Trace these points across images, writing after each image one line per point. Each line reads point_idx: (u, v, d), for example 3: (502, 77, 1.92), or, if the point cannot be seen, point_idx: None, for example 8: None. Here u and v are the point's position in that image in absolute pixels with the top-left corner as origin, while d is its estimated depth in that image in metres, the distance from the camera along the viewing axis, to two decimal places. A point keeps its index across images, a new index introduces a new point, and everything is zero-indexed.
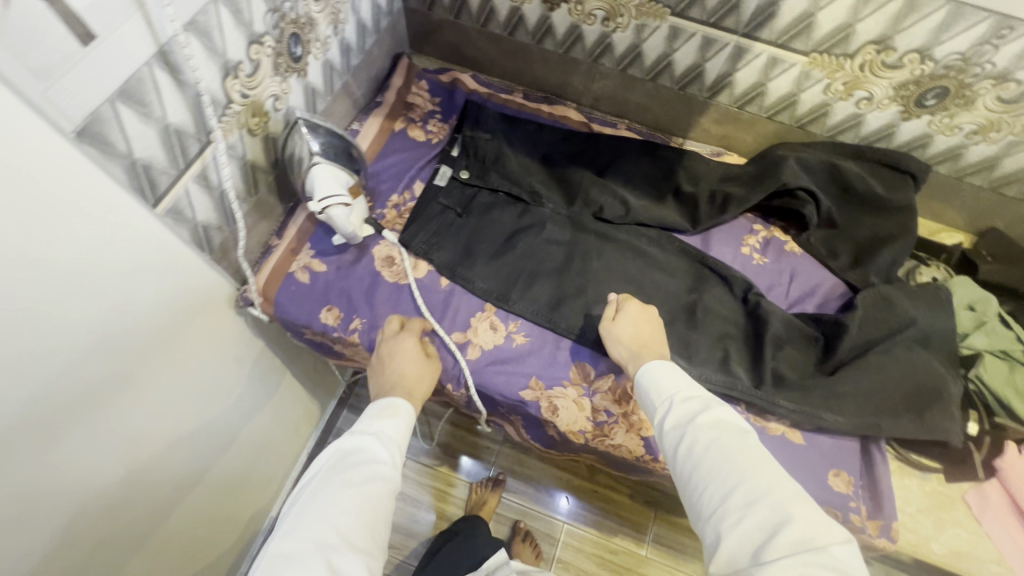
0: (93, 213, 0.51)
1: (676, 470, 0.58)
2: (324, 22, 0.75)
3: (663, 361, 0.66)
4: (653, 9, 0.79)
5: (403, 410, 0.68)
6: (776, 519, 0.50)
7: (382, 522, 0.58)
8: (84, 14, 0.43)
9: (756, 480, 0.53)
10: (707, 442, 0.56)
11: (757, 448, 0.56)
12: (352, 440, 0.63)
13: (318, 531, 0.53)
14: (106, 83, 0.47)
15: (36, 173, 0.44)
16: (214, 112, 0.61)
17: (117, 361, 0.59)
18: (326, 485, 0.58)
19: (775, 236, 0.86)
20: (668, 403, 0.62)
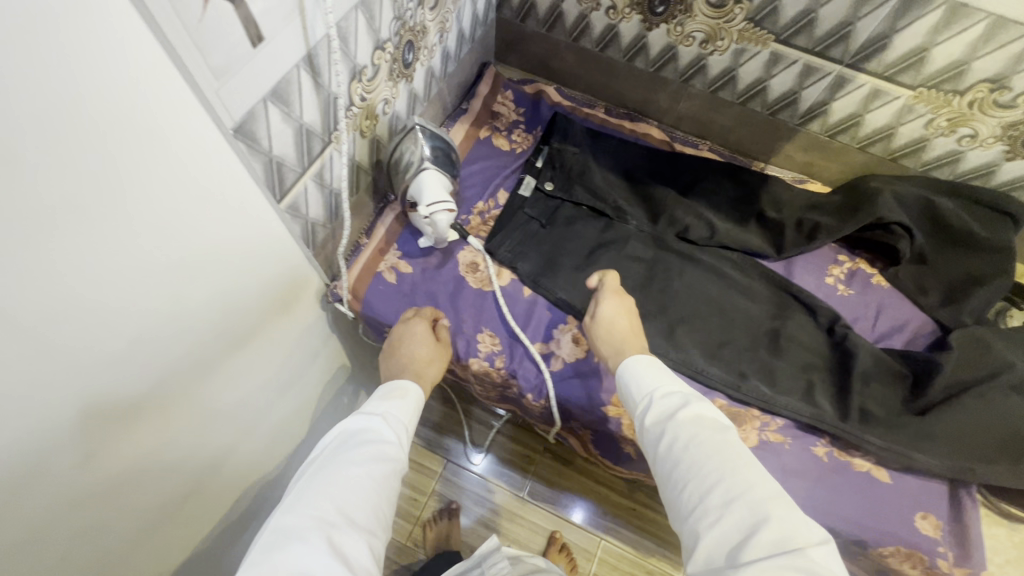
0: (224, 199, 0.51)
1: (658, 468, 0.58)
2: (434, 30, 0.77)
3: (645, 356, 0.65)
4: (756, 34, 0.79)
5: (411, 392, 0.68)
6: (753, 518, 0.49)
7: (386, 501, 0.57)
8: (260, 17, 0.45)
9: (735, 478, 0.52)
10: (688, 439, 0.56)
11: (737, 446, 0.56)
12: (357, 419, 0.63)
13: (323, 504, 0.52)
14: (263, 83, 0.49)
15: (186, 157, 0.45)
16: (338, 114, 0.62)
17: (221, 344, 0.60)
18: (333, 460, 0.57)
19: (861, 267, 0.85)
20: (648, 400, 0.62)
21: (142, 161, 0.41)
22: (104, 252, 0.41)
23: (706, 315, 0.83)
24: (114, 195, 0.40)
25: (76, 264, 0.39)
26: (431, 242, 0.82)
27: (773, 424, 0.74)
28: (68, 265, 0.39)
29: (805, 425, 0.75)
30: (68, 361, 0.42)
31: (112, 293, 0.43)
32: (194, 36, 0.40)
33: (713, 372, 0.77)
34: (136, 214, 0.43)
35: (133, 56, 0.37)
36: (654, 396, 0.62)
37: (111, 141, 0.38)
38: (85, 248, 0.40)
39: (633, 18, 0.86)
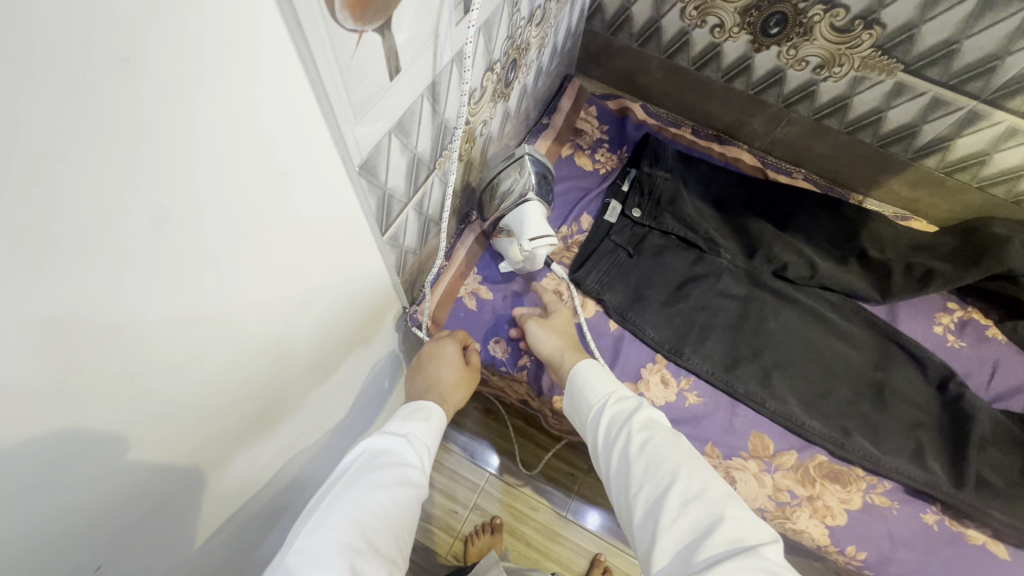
0: (339, 232, 0.47)
1: (618, 475, 0.55)
2: (535, 46, 0.72)
3: (590, 360, 0.64)
4: (883, 63, 0.73)
5: (434, 415, 0.59)
6: (709, 517, 0.47)
7: (405, 530, 0.49)
8: (402, 49, 0.41)
9: (690, 478, 0.50)
10: (646, 439, 0.54)
11: (691, 449, 0.54)
12: (381, 438, 0.53)
13: (347, 530, 0.43)
14: (391, 117, 0.45)
15: (315, 189, 0.40)
16: (445, 139, 0.58)
17: (311, 380, 0.56)
18: (356, 480, 0.48)
19: (974, 317, 0.80)
20: (602, 405, 0.60)
21: (264, 207, 0.36)
22: (221, 310, 0.36)
23: (805, 362, 0.77)
24: (240, 228, 0.34)
25: (194, 327, 0.34)
26: (513, 268, 0.78)
27: (880, 487, 0.69)
28: (189, 328, 0.34)
29: (915, 490, 0.69)
30: (186, 423, 0.38)
31: (227, 335, 0.38)
32: (342, 74, 0.36)
33: (815, 426, 0.72)
34: (249, 264, 0.37)
35: (279, 96, 0.32)
36: (609, 400, 0.60)
37: (243, 190, 0.33)
38: (204, 309, 0.34)
39: (741, 37, 0.80)
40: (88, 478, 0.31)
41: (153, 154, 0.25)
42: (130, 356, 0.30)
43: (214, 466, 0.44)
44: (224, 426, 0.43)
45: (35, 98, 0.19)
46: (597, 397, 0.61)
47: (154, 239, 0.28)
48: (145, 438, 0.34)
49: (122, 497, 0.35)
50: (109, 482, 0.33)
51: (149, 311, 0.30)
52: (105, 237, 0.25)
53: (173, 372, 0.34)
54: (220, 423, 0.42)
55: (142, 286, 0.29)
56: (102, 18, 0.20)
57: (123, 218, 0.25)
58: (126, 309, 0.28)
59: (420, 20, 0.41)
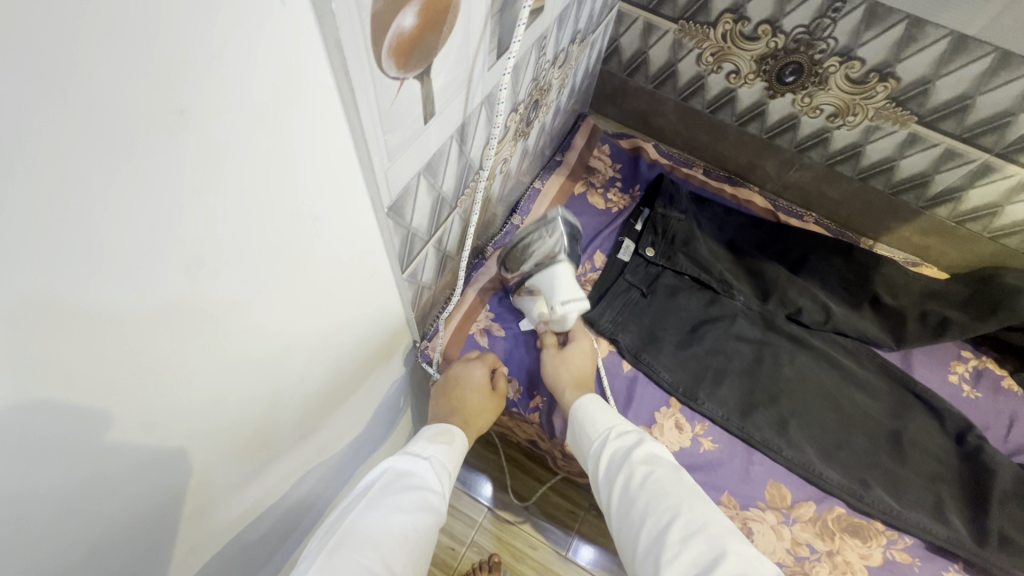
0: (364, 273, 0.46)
1: (618, 515, 0.53)
2: (555, 88, 0.73)
3: (592, 396, 0.62)
4: (896, 114, 0.74)
5: (456, 440, 0.57)
6: (712, 552, 0.46)
7: (424, 552, 0.46)
8: (438, 95, 0.41)
9: (693, 512, 0.49)
10: (647, 474, 0.52)
11: (689, 482, 0.53)
12: (401, 458, 0.51)
13: (367, 552, 0.41)
14: (421, 159, 0.45)
15: (348, 231, 0.39)
16: (467, 178, 0.58)
17: (321, 420, 0.54)
18: (377, 502, 0.45)
19: (988, 367, 0.79)
20: (603, 440, 0.58)
21: (296, 252, 0.35)
22: (239, 354, 0.35)
23: (821, 410, 0.75)
24: (272, 273, 0.33)
25: (212, 371, 0.33)
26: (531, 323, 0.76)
27: (900, 542, 0.67)
28: (207, 371, 0.32)
29: (936, 547, 0.67)
30: (188, 467, 0.36)
31: (245, 379, 0.37)
32: (381, 116, 0.35)
33: (832, 477, 0.70)
34: (274, 306, 0.36)
35: (324, 142, 0.31)
36: (608, 435, 0.58)
37: (276, 235, 0.32)
38: (223, 353, 0.33)
39: (756, 84, 0.81)
40: (78, 524, 0.29)
41: (197, 204, 0.25)
42: (145, 407, 0.29)
43: (213, 512, 0.42)
44: (230, 468, 0.41)
45: (83, 152, 0.19)
46: (596, 431, 0.59)
47: (184, 286, 0.27)
48: (144, 483, 0.33)
49: (114, 540, 0.33)
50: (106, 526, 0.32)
51: (174, 356, 0.29)
52: (141, 286, 0.24)
53: (184, 416, 0.32)
54: (226, 464, 0.40)
55: (168, 333, 0.27)
56: (162, 76, 0.20)
57: (158, 267, 0.24)
58: (148, 353, 0.27)
59: (456, 67, 0.42)
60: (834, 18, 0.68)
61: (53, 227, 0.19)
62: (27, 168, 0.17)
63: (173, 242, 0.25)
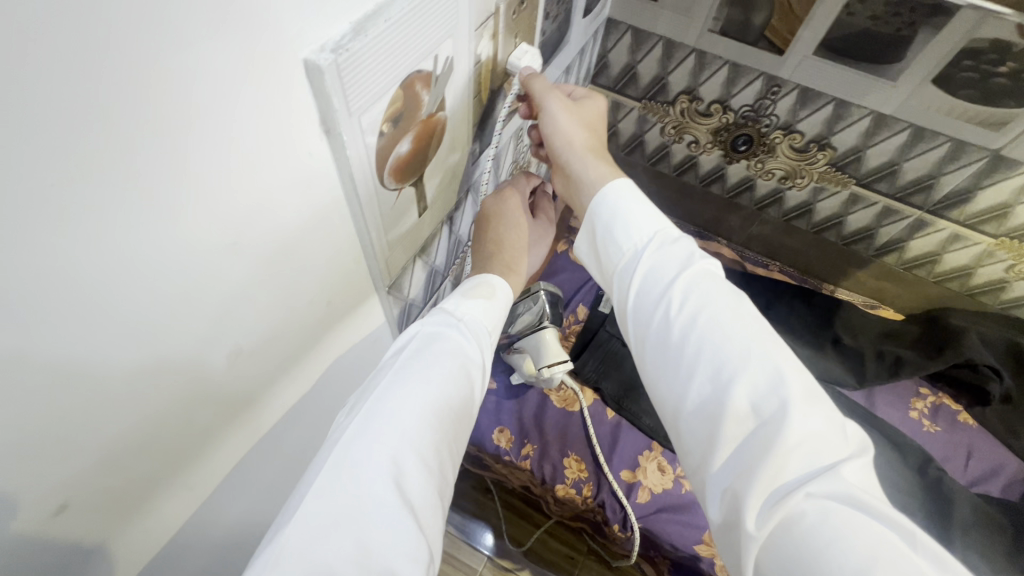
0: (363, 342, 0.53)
1: (648, 350, 0.44)
2: (535, 163, 0.82)
3: (622, 184, 0.48)
4: (837, 177, 0.83)
5: (497, 292, 0.53)
6: (777, 408, 0.36)
7: (458, 435, 0.43)
8: (430, 192, 0.49)
9: (760, 361, 0.38)
10: (695, 311, 0.42)
11: (751, 316, 0.41)
12: (432, 324, 0.47)
13: (389, 435, 0.37)
14: (415, 245, 0.52)
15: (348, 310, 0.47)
16: (457, 250, 0.66)
17: None
18: (405, 373, 0.42)
19: (944, 403, 0.85)
20: (636, 255, 0.46)
21: (306, 323, 0.43)
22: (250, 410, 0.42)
23: None
24: (287, 341, 0.42)
25: (230, 420, 0.40)
26: (521, 380, 0.82)
27: None
28: (229, 420, 0.39)
29: None
30: (208, 414, 0.37)
31: (260, 429, 0.44)
32: (383, 218, 0.43)
33: None
34: (286, 364, 0.43)
35: (329, 247, 0.40)
36: (646, 248, 0.46)
37: (294, 307, 0.40)
38: (241, 408, 0.40)
39: (714, 152, 0.91)
40: (110, 478, 0.31)
41: (240, 292, 0.33)
42: (189, 455, 0.37)
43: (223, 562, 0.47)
44: (238, 430, 0.41)
45: (175, 283, 0.28)
46: (637, 236, 0.46)
47: (224, 360, 0.35)
48: (182, 515, 0.40)
49: (142, 499, 0.35)
50: (151, 553, 0.38)
51: (212, 412, 0.37)
52: (191, 363, 0.32)
53: (207, 460, 0.39)
54: (241, 417, 0.41)
55: (208, 393, 0.35)
56: (229, 220, 0.29)
57: (204, 348, 0.33)
58: (191, 413, 0.35)
59: (445, 168, 0.50)
60: (773, 99, 0.78)
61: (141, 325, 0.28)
62: (132, 290, 0.26)
63: (217, 324, 0.33)
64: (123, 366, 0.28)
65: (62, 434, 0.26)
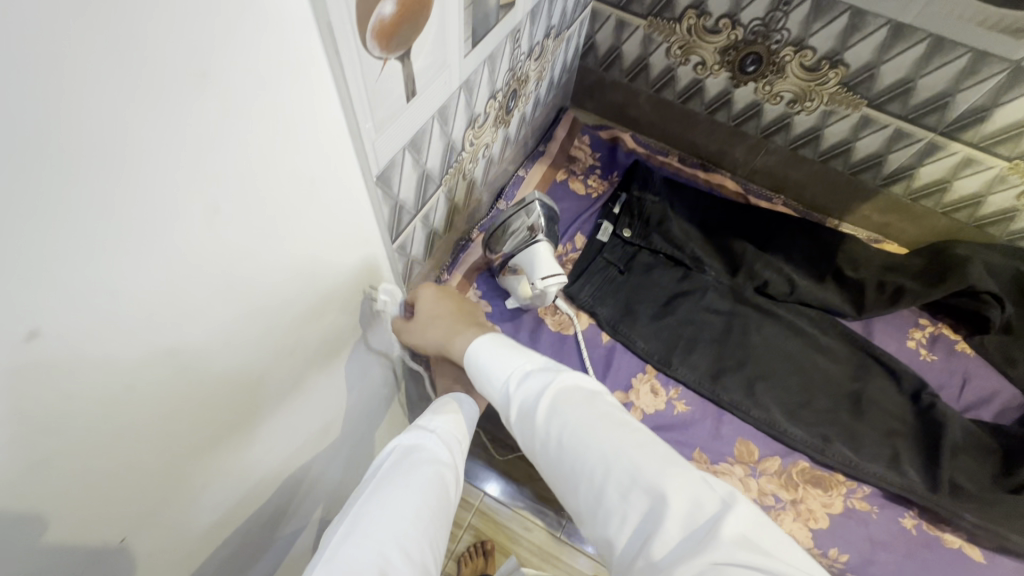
0: (353, 240, 0.51)
1: (551, 475, 0.48)
2: (533, 79, 0.80)
3: (489, 338, 0.52)
4: (849, 98, 0.80)
5: (461, 411, 0.59)
6: (653, 497, 0.41)
7: (440, 533, 0.47)
8: (419, 74, 0.47)
9: (623, 459, 0.43)
10: (562, 431, 0.46)
11: (608, 412, 0.47)
12: (408, 437, 0.53)
13: (377, 533, 0.41)
14: (403, 138, 0.51)
15: (338, 198, 0.45)
16: (450, 158, 0.64)
17: (328, 374, 0.58)
18: (384, 482, 0.47)
19: (943, 333, 0.85)
20: (507, 395, 0.49)
21: (293, 221, 0.40)
22: (248, 302, 0.39)
23: (787, 374, 0.81)
24: (279, 226, 0.39)
25: (218, 321, 0.37)
26: (517, 304, 0.82)
27: (860, 491, 0.73)
28: (218, 320, 0.37)
29: (893, 495, 0.72)
30: (207, 402, 0.39)
31: (256, 326, 0.42)
32: (369, 92, 0.41)
33: (796, 433, 0.75)
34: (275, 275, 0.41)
35: (305, 115, 0.36)
36: (511, 384, 0.49)
37: (277, 195, 0.37)
38: (232, 309, 0.38)
39: (721, 74, 0.88)
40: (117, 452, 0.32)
41: (215, 157, 0.30)
42: (184, 343, 0.34)
43: (233, 454, 0.46)
44: (240, 413, 0.44)
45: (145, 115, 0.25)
46: (501, 377, 0.50)
47: (210, 235, 0.32)
48: (182, 417, 0.37)
49: (156, 481, 0.37)
50: (154, 458, 0.36)
51: (200, 295, 0.33)
52: (169, 221, 0.29)
53: (202, 363, 0.37)
54: (242, 402, 0.44)
55: (191, 273, 0.32)
56: (200, 49, 0.26)
57: (184, 207, 0.29)
58: (176, 289, 0.31)
59: (435, 50, 0.48)
60: (785, 11, 0.74)
61: (102, 157, 0.24)
62: (89, 111, 0.22)
63: (196, 188, 0.30)
64: (87, 204, 0.24)
65: (35, 277, 0.23)
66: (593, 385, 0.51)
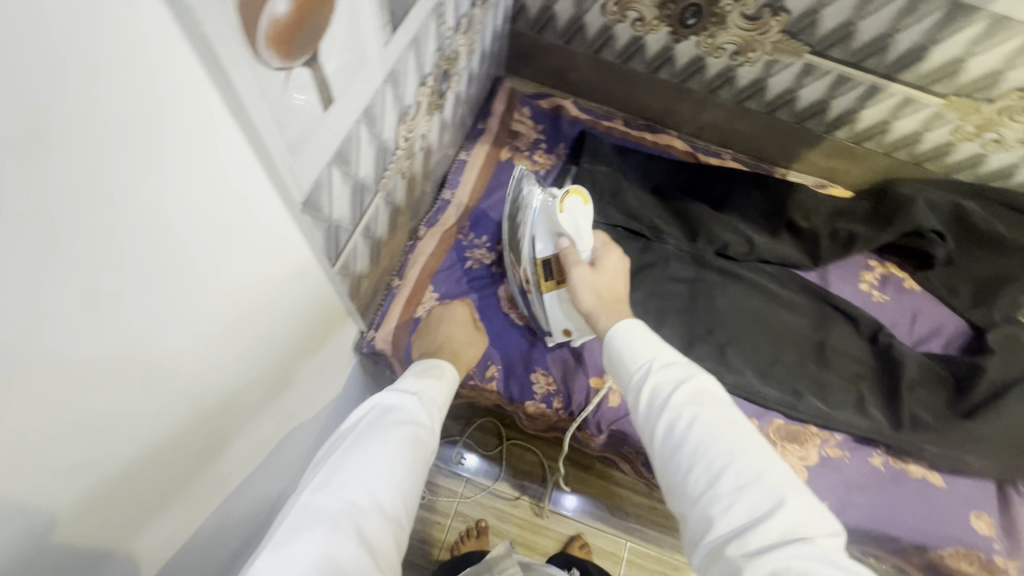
0: (290, 272, 0.45)
1: (662, 463, 0.45)
2: (464, 54, 0.72)
3: (634, 321, 0.53)
4: (790, 46, 0.77)
5: (445, 373, 0.60)
6: (770, 503, 0.39)
7: (415, 489, 0.47)
8: (332, 78, 0.39)
9: (749, 462, 0.41)
10: (694, 418, 0.44)
11: (743, 427, 0.44)
12: (390, 395, 0.53)
13: (354, 486, 0.42)
14: (328, 150, 0.43)
15: (260, 234, 0.38)
16: (385, 160, 0.57)
17: (280, 400, 0.53)
18: (365, 434, 0.47)
19: (892, 272, 0.87)
20: (644, 373, 0.48)
21: (222, 271, 0.36)
22: (157, 373, 0.33)
23: (754, 333, 0.81)
24: (187, 278, 0.32)
25: (141, 398, 0.32)
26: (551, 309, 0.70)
27: (832, 440, 0.75)
28: (118, 406, 0.31)
29: (862, 438, 0.75)
30: (185, 436, 0.38)
31: (177, 391, 0.36)
32: (273, 112, 0.34)
33: (768, 393, 0.76)
34: (208, 323, 0.36)
35: (204, 153, 0.30)
36: (651, 366, 0.48)
37: (192, 253, 0.32)
38: (158, 380, 0.33)
39: (661, 30, 0.83)
40: (98, 490, 0.32)
41: (74, 226, 0.24)
42: (71, 446, 0.28)
43: (174, 521, 0.41)
44: (221, 442, 0.44)
45: None
46: (639, 360, 0.49)
47: (82, 320, 0.26)
48: (91, 513, 0.32)
49: (108, 559, 0.35)
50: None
51: (100, 389, 0.29)
52: (33, 326, 0.24)
53: (120, 453, 0.32)
54: (225, 425, 0.44)
55: (63, 361, 0.26)
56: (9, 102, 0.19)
57: (49, 302, 0.24)
58: (62, 391, 0.26)
59: (349, 46, 0.40)
60: None
61: None
62: None
63: (50, 274, 0.23)
64: None
65: None
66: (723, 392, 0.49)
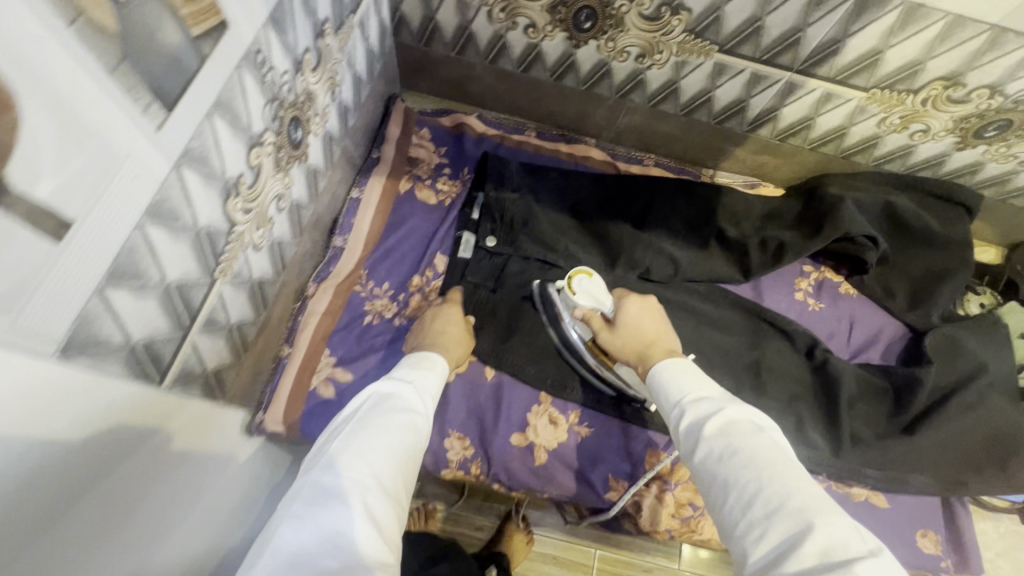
0: (81, 396, 0.36)
1: (705, 488, 0.44)
2: (322, 91, 0.62)
3: (674, 360, 0.54)
4: (698, 45, 0.69)
5: (437, 366, 0.57)
6: (799, 528, 0.36)
7: (411, 471, 0.44)
8: (53, 202, 0.30)
9: (781, 486, 0.39)
10: (727, 446, 0.43)
11: (780, 448, 0.43)
12: (388, 383, 0.50)
13: (358, 462, 0.39)
14: (91, 273, 0.34)
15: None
16: (217, 243, 0.48)
17: (147, 508, 0.44)
18: (365, 418, 0.45)
19: (827, 277, 0.82)
20: (678, 411, 0.49)
21: None
22: None
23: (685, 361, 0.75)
24: None
25: None
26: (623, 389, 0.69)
27: None
28: None
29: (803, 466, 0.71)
30: (50, 481, 0.34)
31: None
32: None
33: None
34: None
35: None
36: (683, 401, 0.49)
37: None
38: None
39: (557, 35, 0.74)
40: None
41: None
42: None
43: None
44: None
45: None
46: (675, 395, 0.50)
47: None
48: None
49: None
50: None
51: None
52: None
53: None
54: (98, 470, 0.39)
55: None
56: None
57: None
58: None
59: (71, 155, 0.30)
60: None
61: None
62: None
63: None
64: None
65: None
66: (763, 420, 0.47)
